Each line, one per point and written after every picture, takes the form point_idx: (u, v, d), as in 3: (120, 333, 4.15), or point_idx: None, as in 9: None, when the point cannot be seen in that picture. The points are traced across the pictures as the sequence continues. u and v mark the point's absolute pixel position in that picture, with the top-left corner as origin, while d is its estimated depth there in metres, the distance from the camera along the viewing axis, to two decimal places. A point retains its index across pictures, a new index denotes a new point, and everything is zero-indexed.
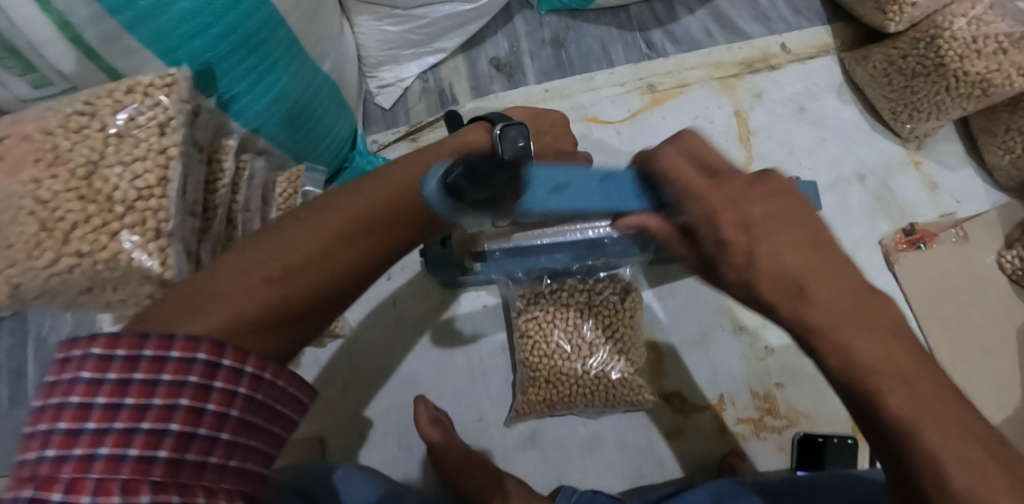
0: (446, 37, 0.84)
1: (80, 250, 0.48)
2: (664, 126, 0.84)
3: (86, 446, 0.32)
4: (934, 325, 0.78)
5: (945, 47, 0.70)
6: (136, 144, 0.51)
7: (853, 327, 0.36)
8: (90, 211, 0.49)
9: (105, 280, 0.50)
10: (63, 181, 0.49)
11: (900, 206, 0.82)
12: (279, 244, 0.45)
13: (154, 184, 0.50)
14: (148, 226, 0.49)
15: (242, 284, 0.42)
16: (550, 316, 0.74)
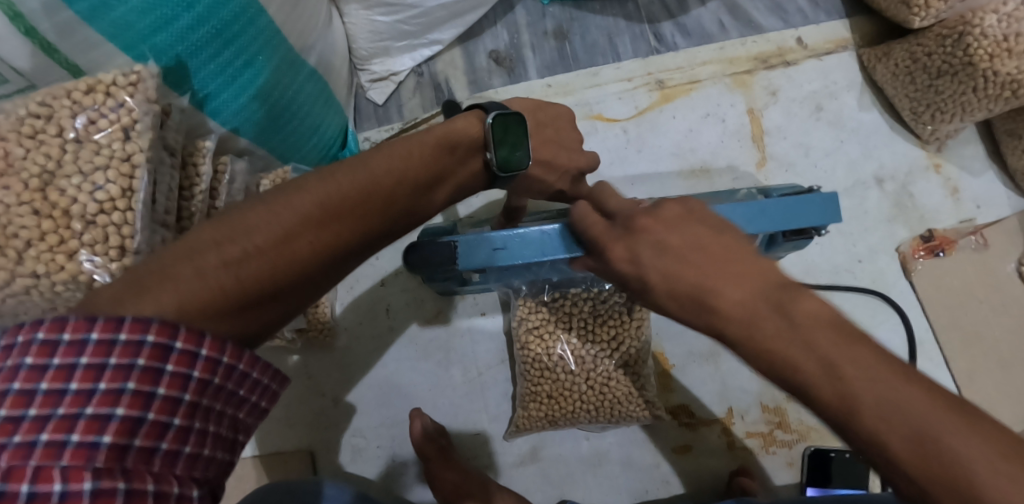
0: (442, 28, 0.79)
1: (36, 271, 0.44)
2: (675, 125, 0.79)
3: (12, 460, 0.26)
4: (951, 336, 0.76)
5: (975, 44, 0.66)
6: (96, 151, 0.46)
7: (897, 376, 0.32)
8: (45, 227, 0.44)
9: (68, 301, 0.46)
10: (15, 194, 0.44)
11: (920, 213, 0.78)
12: (236, 226, 0.36)
13: (118, 195, 0.45)
14: (112, 242, 0.45)
15: (187, 270, 0.32)
16: (552, 328, 0.69)
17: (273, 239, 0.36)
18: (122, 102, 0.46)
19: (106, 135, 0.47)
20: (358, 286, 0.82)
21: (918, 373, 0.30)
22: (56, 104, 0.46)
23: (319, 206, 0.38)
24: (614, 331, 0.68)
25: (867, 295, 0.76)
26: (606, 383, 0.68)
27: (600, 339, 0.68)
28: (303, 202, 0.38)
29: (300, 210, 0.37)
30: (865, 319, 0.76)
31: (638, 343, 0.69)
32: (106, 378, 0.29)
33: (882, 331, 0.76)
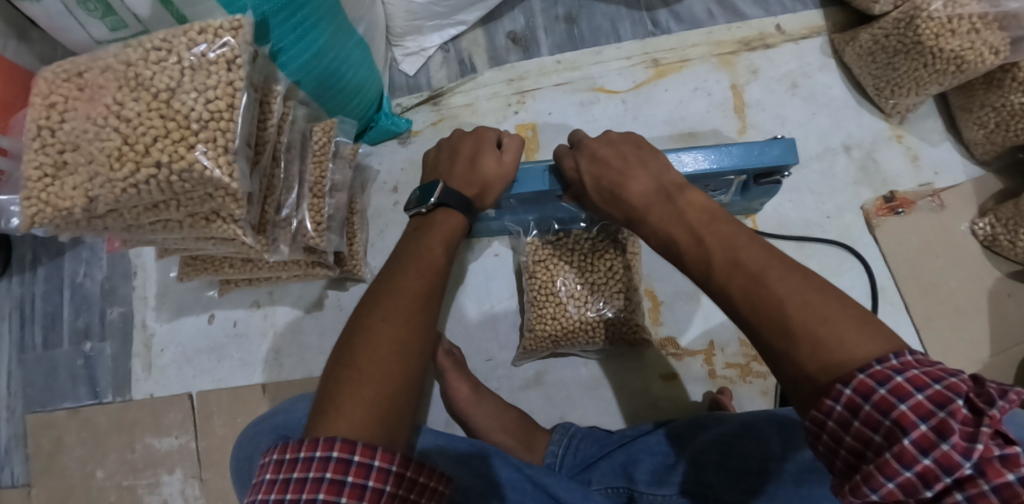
0: (467, 11, 0.91)
1: (159, 161, 0.58)
2: (667, 98, 0.91)
3: (292, 493, 0.43)
4: (911, 286, 0.85)
5: (923, 26, 0.77)
6: (208, 75, 0.60)
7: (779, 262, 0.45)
8: (169, 128, 0.58)
9: (176, 191, 0.60)
10: (145, 103, 0.58)
11: (883, 177, 0.88)
12: (367, 334, 0.53)
13: (224, 109, 0.60)
14: (219, 143, 0.59)
15: (351, 372, 0.50)
16: (557, 260, 0.83)
17: (402, 366, 0.52)
18: (222, 43, 0.60)
19: (214, 62, 0.60)
20: (387, 232, 0.94)
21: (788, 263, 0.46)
22: (172, 40, 0.60)
23: (413, 306, 0.57)
24: (608, 267, 0.82)
25: (833, 247, 0.86)
26: (600, 309, 0.82)
27: (596, 272, 0.82)
28: (402, 318, 0.55)
29: (404, 328, 0.54)
30: (833, 267, 0.86)
31: (630, 274, 0.82)
32: (345, 470, 0.43)
33: (848, 279, 0.85)
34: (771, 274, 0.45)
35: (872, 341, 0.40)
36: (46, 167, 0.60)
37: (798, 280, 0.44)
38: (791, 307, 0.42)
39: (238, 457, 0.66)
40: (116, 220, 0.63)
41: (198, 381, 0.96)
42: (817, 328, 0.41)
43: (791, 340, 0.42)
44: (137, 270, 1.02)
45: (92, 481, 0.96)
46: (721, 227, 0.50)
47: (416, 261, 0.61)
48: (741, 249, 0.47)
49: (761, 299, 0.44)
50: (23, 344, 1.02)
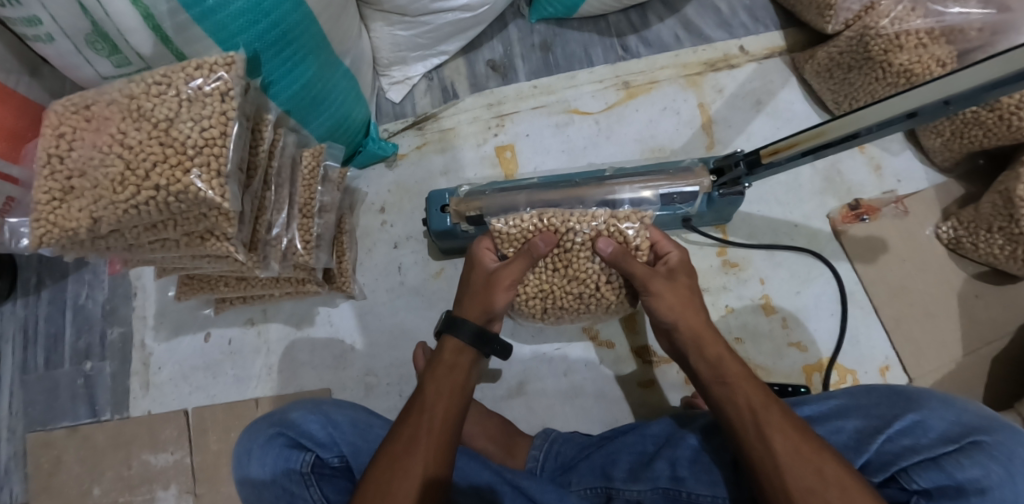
0: (448, 41, 0.97)
1: (158, 184, 0.61)
2: (638, 117, 0.96)
3: None
4: (880, 291, 0.88)
5: (872, 42, 0.82)
6: (203, 107, 0.63)
7: (785, 435, 0.58)
8: (167, 154, 0.61)
9: (174, 212, 0.63)
10: (146, 133, 0.62)
11: (846, 186, 0.92)
12: (408, 431, 0.63)
13: (217, 136, 0.63)
14: (212, 167, 0.62)
15: (387, 466, 0.60)
16: (524, 239, 0.79)
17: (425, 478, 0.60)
18: (216, 77, 0.63)
19: (209, 95, 0.63)
20: (375, 250, 0.98)
21: (805, 432, 0.59)
22: (171, 75, 0.64)
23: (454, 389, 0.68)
24: (582, 224, 0.77)
25: (803, 255, 0.90)
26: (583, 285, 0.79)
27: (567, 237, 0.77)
28: (442, 405, 0.66)
29: (433, 426, 0.64)
30: (803, 273, 0.89)
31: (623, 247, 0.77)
32: None
33: (817, 285, 0.89)
34: (782, 436, 0.58)
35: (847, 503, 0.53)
36: (55, 192, 0.66)
37: (804, 446, 0.57)
38: (789, 458, 0.57)
39: (242, 473, 0.71)
40: (122, 239, 0.69)
41: (194, 397, 1.01)
42: (809, 486, 0.55)
43: (788, 485, 0.56)
44: (137, 291, 1.07)
45: (89, 499, 1.00)
46: (729, 363, 0.66)
47: (449, 342, 0.74)
48: (743, 386, 0.63)
49: (776, 460, 0.57)
50: (25, 365, 1.07)
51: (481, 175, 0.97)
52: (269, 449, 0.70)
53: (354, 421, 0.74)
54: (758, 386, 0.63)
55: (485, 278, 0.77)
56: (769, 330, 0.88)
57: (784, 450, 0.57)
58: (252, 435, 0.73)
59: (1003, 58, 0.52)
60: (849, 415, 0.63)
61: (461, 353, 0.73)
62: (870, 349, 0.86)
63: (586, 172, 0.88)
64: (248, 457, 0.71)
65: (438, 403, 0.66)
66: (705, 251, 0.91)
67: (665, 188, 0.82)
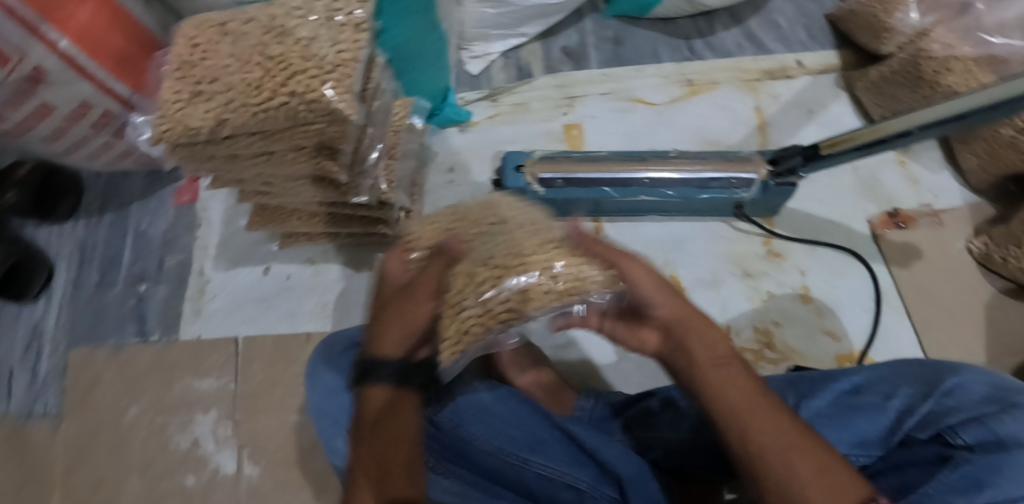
0: (530, 24, 1.05)
1: (294, 91, 0.66)
2: (699, 112, 1.03)
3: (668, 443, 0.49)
4: (911, 293, 0.94)
5: (924, 63, 0.90)
6: (341, 32, 0.70)
7: (735, 397, 0.50)
8: (307, 66, 0.67)
9: (299, 120, 0.69)
10: (287, 46, 0.68)
11: (886, 195, 0.99)
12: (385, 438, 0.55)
13: (349, 58, 0.68)
14: (343, 84, 0.67)
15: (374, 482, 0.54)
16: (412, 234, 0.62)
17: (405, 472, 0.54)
18: (352, 12, 0.70)
19: (343, 24, 0.70)
20: (440, 206, 1.03)
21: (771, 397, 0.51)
22: (310, 3, 0.71)
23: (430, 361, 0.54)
24: None
25: (842, 252, 0.96)
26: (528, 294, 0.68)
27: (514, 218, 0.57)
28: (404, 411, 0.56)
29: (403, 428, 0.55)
30: (841, 269, 0.95)
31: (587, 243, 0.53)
32: None
33: (853, 280, 0.95)
34: (735, 398, 0.50)
35: (811, 460, 0.46)
36: (184, 94, 0.72)
37: (758, 405, 0.49)
38: (744, 420, 0.49)
39: (311, 378, 0.74)
40: (228, 146, 0.75)
41: (245, 327, 1.05)
42: (768, 441, 0.47)
43: (748, 448, 0.48)
44: (200, 223, 1.11)
45: (126, 417, 1.02)
46: (699, 351, 0.54)
47: (375, 397, 0.57)
48: (701, 338, 0.55)
49: (739, 423, 0.49)
50: (78, 282, 1.10)
51: (547, 147, 1.03)
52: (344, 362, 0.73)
53: None
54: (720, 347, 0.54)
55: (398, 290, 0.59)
56: (807, 317, 0.93)
57: (739, 404, 0.50)
58: (324, 348, 0.76)
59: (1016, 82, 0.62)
60: (900, 384, 0.67)
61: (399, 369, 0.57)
62: (899, 346, 0.91)
63: (650, 151, 0.94)
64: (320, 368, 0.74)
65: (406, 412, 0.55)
66: (751, 239, 0.97)
67: (724, 172, 0.88)
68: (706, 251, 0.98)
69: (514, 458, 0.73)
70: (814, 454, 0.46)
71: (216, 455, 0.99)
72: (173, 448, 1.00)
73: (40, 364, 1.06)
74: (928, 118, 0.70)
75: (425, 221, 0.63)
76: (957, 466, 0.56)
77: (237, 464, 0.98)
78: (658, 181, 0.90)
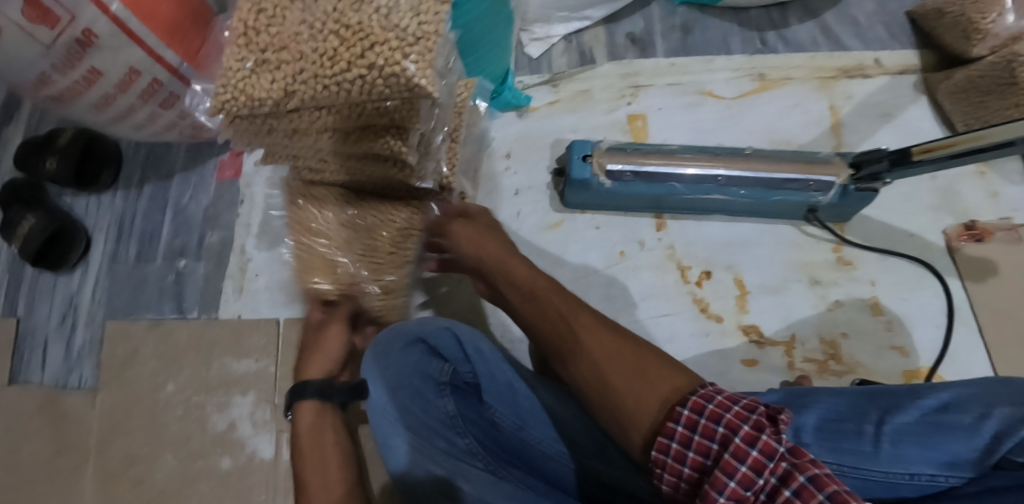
0: (596, 7, 1.00)
1: (374, 63, 0.62)
2: (770, 109, 0.99)
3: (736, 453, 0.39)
4: (985, 311, 0.90)
5: (1019, 69, 0.85)
6: (424, 3, 0.65)
7: (571, 335, 0.57)
8: (389, 37, 0.62)
9: (375, 96, 0.65)
10: (367, 14, 0.64)
11: (963, 206, 0.95)
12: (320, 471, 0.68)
13: (432, 31, 0.64)
14: (426, 58, 0.63)
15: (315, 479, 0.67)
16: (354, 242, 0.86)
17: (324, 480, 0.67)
18: None
19: None
20: (494, 194, 0.98)
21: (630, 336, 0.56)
22: None
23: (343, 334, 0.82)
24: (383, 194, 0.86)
25: (916, 265, 0.92)
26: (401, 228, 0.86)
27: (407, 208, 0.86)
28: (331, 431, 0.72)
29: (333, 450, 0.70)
30: (913, 281, 0.91)
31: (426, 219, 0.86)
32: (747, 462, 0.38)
33: (927, 296, 0.91)
34: (591, 339, 0.56)
35: (646, 382, 0.49)
36: (249, 63, 0.68)
37: (606, 339, 0.55)
38: (590, 347, 0.55)
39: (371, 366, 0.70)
40: (322, 220, 0.87)
41: (287, 309, 1.02)
42: (614, 363, 0.52)
43: (595, 376, 0.53)
44: (242, 199, 1.07)
45: (163, 394, 0.99)
46: (580, 313, 0.59)
47: (304, 414, 0.73)
48: (549, 298, 0.63)
49: (591, 355, 0.54)
50: (115, 254, 1.07)
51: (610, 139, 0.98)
52: (408, 353, 0.70)
53: (486, 348, 0.72)
54: (563, 298, 0.63)
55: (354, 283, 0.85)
56: (875, 329, 0.89)
57: (597, 348, 0.54)
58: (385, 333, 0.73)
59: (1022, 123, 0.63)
60: (993, 397, 0.60)
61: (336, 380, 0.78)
62: (970, 365, 0.88)
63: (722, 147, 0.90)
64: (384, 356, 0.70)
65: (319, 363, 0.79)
66: (821, 245, 0.93)
67: (802, 174, 0.84)
68: (774, 255, 0.93)
69: (581, 468, 0.70)
70: (643, 373, 0.50)
71: (253, 438, 0.96)
72: (210, 428, 0.97)
73: (76, 336, 1.04)
74: None
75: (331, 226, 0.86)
76: None
77: (275, 449, 0.96)
78: (732, 178, 0.85)
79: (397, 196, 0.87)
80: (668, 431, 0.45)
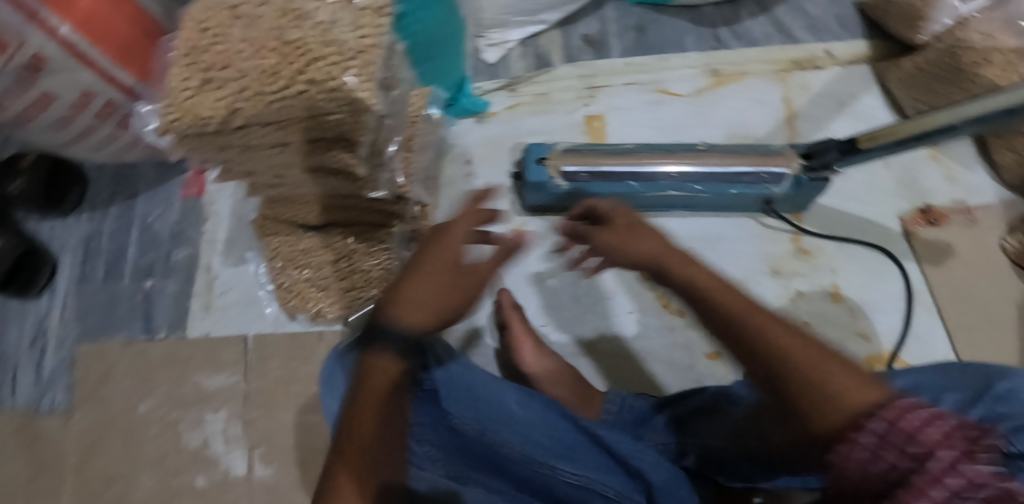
0: (550, 11, 1.01)
1: (312, 79, 0.62)
2: (726, 104, 0.99)
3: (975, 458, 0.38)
4: (944, 293, 0.91)
5: (963, 55, 0.87)
6: (360, 17, 0.66)
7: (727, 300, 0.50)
8: (326, 52, 0.63)
9: (316, 110, 0.65)
10: (303, 31, 0.64)
11: (921, 191, 0.96)
12: (375, 442, 0.51)
13: (370, 45, 0.64)
14: (365, 72, 0.63)
15: (375, 458, 0.52)
16: (306, 248, 0.94)
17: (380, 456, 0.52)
18: None
19: (362, 10, 0.66)
20: (457, 200, 0.99)
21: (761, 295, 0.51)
22: None
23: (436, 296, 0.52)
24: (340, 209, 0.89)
25: (873, 250, 0.93)
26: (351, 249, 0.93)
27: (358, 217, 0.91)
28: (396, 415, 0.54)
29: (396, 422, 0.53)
30: (874, 267, 0.93)
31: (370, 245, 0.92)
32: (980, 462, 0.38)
33: (886, 282, 0.92)
34: (732, 296, 0.50)
35: (860, 392, 0.43)
36: (193, 82, 0.69)
37: (783, 327, 0.48)
38: (772, 326, 0.47)
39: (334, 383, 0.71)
40: (290, 243, 0.95)
41: (257, 324, 1.01)
42: (783, 342, 0.47)
43: (749, 349, 0.48)
44: (208, 216, 1.07)
45: (135, 415, 0.98)
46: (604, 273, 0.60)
47: (378, 364, 0.51)
48: (644, 238, 0.58)
49: (776, 335, 0.47)
50: (83, 276, 1.06)
51: (570, 139, 0.98)
52: None
53: (441, 351, 0.74)
54: (666, 248, 0.56)
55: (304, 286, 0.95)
56: (838, 317, 0.90)
57: (746, 303, 0.49)
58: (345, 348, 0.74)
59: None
60: (945, 390, 0.65)
61: (429, 333, 0.53)
62: (933, 347, 0.89)
63: (678, 144, 0.90)
64: (343, 368, 0.71)
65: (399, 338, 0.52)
66: (780, 236, 0.94)
67: (757, 166, 0.85)
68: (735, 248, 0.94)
69: (541, 466, 0.70)
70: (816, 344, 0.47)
71: (226, 456, 0.95)
72: (183, 448, 0.96)
73: (45, 360, 1.03)
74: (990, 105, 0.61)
75: (281, 239, 0.95)
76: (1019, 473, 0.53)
77: (248, 466, 0.94)
78: (688, 174, 0.86)
79: (362, 224, 0.92)
80: (849, 442, 0.43)
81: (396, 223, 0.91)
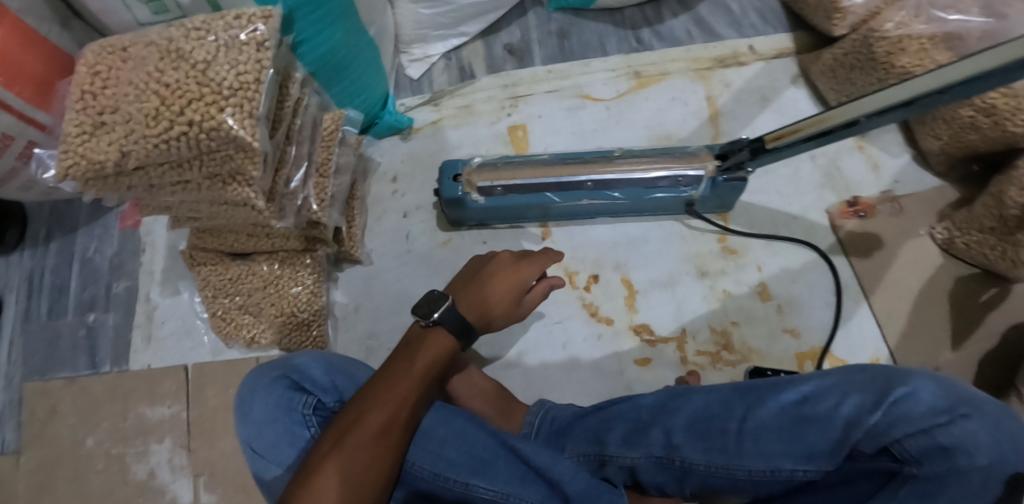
0: (469, 23, 1.01)
1: (192, 120, 0.64)
2: (649, 106, 0.99)
3: None
4: (873, 285, 0.90)
5: (876, 44, 0.86)
6: (240, 53, 0.66)
7: None
8: (204, 93, 0.64)
9: (204, 149, 0.66)
10: (184, 72, 0.65)
11: (846, 183, 0.97)
12: (346, 460, 0.57)
13: (251, 81, 0.66)
14: (244, 109, 0.65)
15: (348, 470, 0.57)
16: (230, 276, 0.93)
17: (357, 473, 0.57)
18: (254, 29, 0.67)
19: (245, 43, 0.66)
20: (385, 218, 1.00)
21: None
22: (210, 22, 0.67)
23: (412, 396, 0.63)
24: (259, 237, 0.89)
25: (800, 245, 0.93)
26: (274, 275, 0.92)
27: (277, 245, 0.90)
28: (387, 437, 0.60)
29: (377, 442, 0.59)
30: (800, 262, 0.92)
31: (295, 270, 0.92)
32: None
33: (813, 276, 0.92)
34: None
35: None
36: (84, 126, 0.67)
37: None
38: None
39: (242, 413, 0.70)
40: (218, 273, 0.94)
41: (196, 353, 1.03)
42: None
43: None
44: (146, 248, 1.09)
45: (81, 449, 0.99)
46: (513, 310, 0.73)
47: (368, 396, 0.61)
48: None
49: None
50: (28, 313, 1.07)
51: (493, 151, 0.99)
52: (273, 389, 0.70)
53: (356, 374, 0.75)
54: None
55: (233, 314, 0.94)
56: (765, 315, 0.90)
57: None
58: (254, 378, 0.73)
59: (996, 50, 0.50)
60: (849, 391, 0.61)
61: (408, 375, 0.63)
62: (863, 340, 0.88)
63: (595, 151, 0.89)
64: (251, 397, 0.70)
65: (374, 416, 0.60)
66: (706, 237, 0.95)
67: (670, 171, 0.84)
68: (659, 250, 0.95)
69: (455, 484, 0.69)
70: None
71: (173, 484, 0.96)
72: (130, 479, 0.97)
73: None
74: (897, 93, 0.59)
75: (205, 268, 0.94)
76: (905, 482, 0.55)
77: (194, 493, 0.96)
78: (604, 181, 0.85)
79: (285, 250, 0.92)
80: None
81: (321, 247, 0.93)
